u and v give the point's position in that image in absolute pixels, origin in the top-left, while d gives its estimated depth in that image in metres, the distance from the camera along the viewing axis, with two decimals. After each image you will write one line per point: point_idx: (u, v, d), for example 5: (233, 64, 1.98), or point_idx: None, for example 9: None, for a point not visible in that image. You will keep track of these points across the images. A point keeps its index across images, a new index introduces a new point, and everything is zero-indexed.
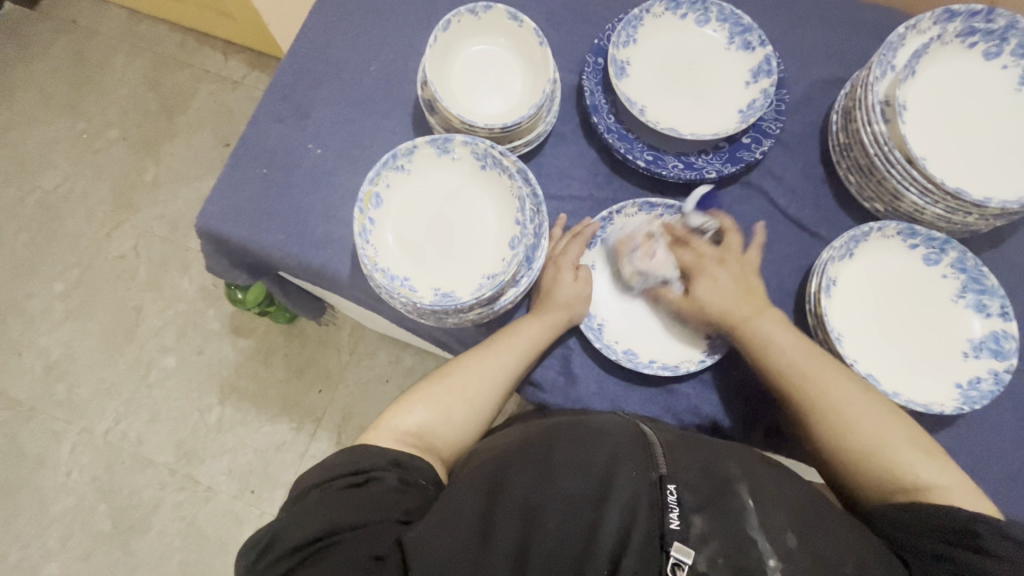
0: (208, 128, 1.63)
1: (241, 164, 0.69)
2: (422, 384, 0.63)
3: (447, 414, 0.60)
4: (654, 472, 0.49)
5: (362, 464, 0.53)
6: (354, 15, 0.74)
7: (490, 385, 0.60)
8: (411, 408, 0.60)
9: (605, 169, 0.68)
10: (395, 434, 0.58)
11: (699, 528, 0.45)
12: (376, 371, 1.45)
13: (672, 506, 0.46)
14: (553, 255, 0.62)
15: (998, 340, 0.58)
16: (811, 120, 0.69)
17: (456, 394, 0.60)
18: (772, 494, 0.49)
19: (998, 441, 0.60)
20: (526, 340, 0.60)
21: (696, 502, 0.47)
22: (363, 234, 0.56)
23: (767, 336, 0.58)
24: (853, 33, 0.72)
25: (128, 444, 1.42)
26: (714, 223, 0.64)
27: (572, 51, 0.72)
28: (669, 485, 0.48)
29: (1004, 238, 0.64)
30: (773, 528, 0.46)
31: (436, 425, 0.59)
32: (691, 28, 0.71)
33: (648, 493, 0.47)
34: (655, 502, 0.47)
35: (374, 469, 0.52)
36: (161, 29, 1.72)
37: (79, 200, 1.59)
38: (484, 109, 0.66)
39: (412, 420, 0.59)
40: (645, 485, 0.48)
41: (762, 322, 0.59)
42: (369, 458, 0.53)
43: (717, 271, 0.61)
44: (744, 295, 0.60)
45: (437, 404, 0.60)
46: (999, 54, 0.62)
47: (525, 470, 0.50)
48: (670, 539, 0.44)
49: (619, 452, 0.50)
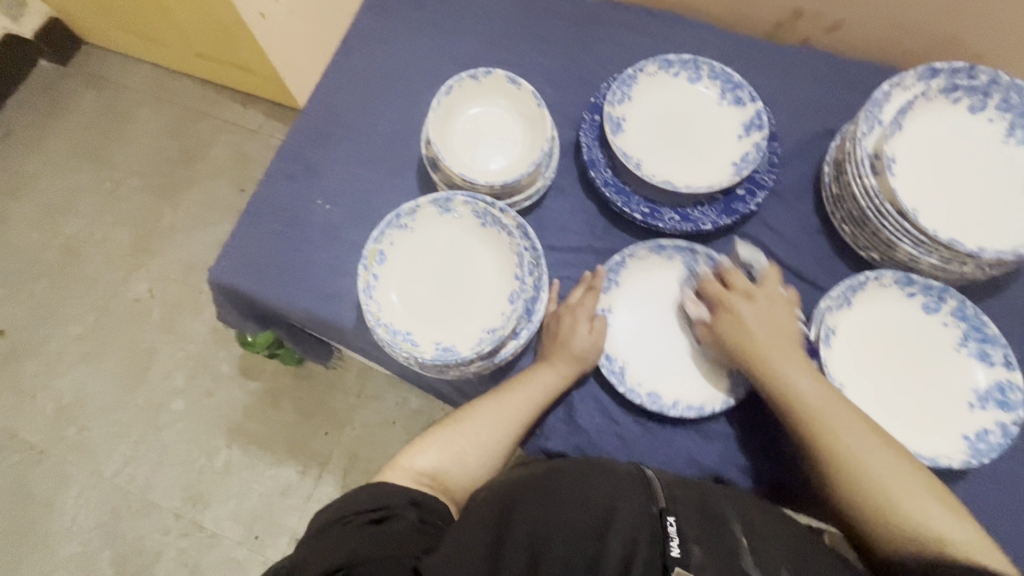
0: (225, 174, 1.69)
1: (253, 219, 0.72)
2: (437, 425, 0.63)
3: (462, 458, 0.60)
4: (655, 506, 0.50)
5: (380, 502, 0.53)
6: (363, 78, 0.78)
7: (503, 430, 0.60)
8: (425, 448, 0.60)
9: (602, 221, 0.70)
10: (408, 474, 0.58)
11: (697, 558, 0.46)
12: (382, 413, 1.45)
13: (672, 536, 0.47)
14: (570, 305, 0.63)
15: (1003, 390, 0.58)
16: (804, 171, 0.71)
17: (471, 438, 0.60)
18: (769, 533, 0.49)
19: (1011, 495, 0.58)
20: (537, 386, 0.60)
21: (694, 533, 0.48)
22: (366, 290, 0.58)
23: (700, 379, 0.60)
24: (840, 89, 0.75)
25: (135, 487, 1.42)
26: (726, 263, 0.65)
27: (570, 109, 0.75)
28: (668, 517, 0.49)
29: (1004, 286, 0.65)
30: (767, 562, 0.46)
31: (450, 467, 0.59)
32: (684, 86, 0.74)
33: (648, 523, 0.48)
34: (655, 532, 0.48)
35: (393, 506, 0.53)
36: (184, 82, 1.81)
37: (99, 244, 1.65)
38: (485, 166, 0.69)
39: (428, 460, 0.59)
40: (646, 517, 0.49)
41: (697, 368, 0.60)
42: (389, 496, 0.54)
43: (749, 310, 0.59)
44: (777, 335, 0.58)
45: (454, 446, 0.60)
46: (983, 108, 0.63)
47: (529, 500, 0.51)
48: (670, 566, 0.45)
49: (620, 485, 0.51)
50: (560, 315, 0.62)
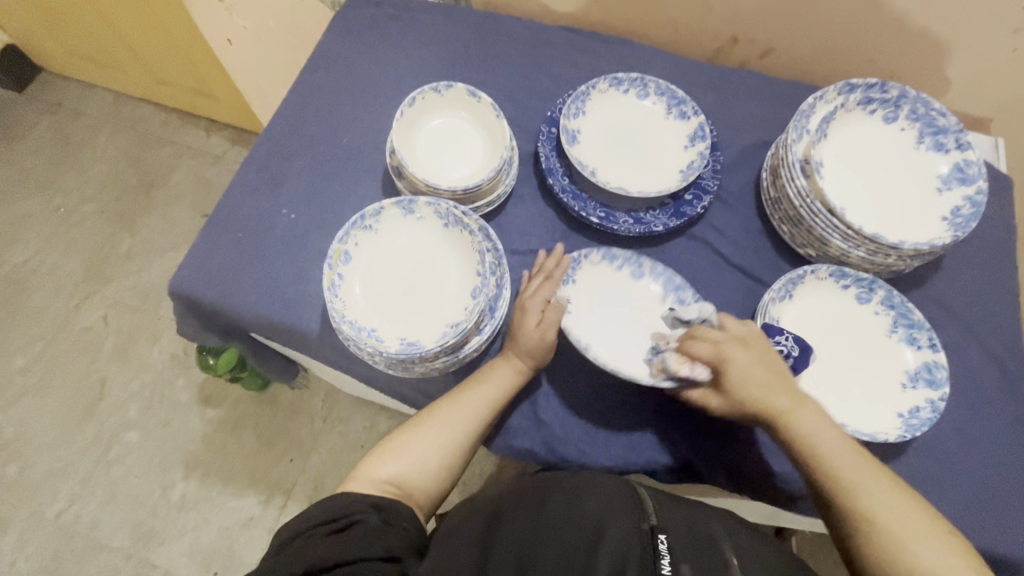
0: (187, 200, 1.68)
1: (216, 230, 0.72)
2: (395, 433, 0.63)
3: (424, 463, 0.60)
4: (645, 523, 0.50)
5: (343, 511, 0.52)
6: (329, 95, 0.81)
7: (464, 430, 0.61)
8: (388, 456, 0.60)
9: (561, 226, 0.74)
10: (372, 483, 0.58)
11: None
12: (350, 436, 1.42)
13: (663, 555, 0.47)
14: (523, 300, 0.64)
15: (930, 369, 0.63)
16: (745, 179, 0.77)
17: (433, 441, 0.61)
18: (754, 553, 0.50)
19: (948, 469, 0.62)
20: (495, 385, 0.62)
21: (685, 553, 0.47)
22: (331, 288, 0.59)
23: (811, 431, 0.55)
24: (773, 106, 0.82)
25: (82, 527, 1.33)
26: (671, 274, 0.69)
27: (529, 124, 0.80)
28: (659, 535, 0.49)
29: (927, 278, 0.71)
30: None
31: (415, 473, 0.59)
32: (633, 101, 0.79)
33: (637, 541, 0.48)
34: (647, 551, 0.47)
35: (358, 513, 0.52)
36: (146, 109, 1.80)
37: (49, 273, 1.59)
38: (448, 174, 0.72)
39: (393, 467, 0.59)
40: (635, 536, 0.49)
41: (800, 415, 0.56)
42: (348, 505, 0.53)
43: (745, 357, 0.58)
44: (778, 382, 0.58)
45: (415, 451, 0.60)
46: (896, 118, 0.71)
47: (517, 525, 0.52)
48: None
49: (610, 509, 0.51)
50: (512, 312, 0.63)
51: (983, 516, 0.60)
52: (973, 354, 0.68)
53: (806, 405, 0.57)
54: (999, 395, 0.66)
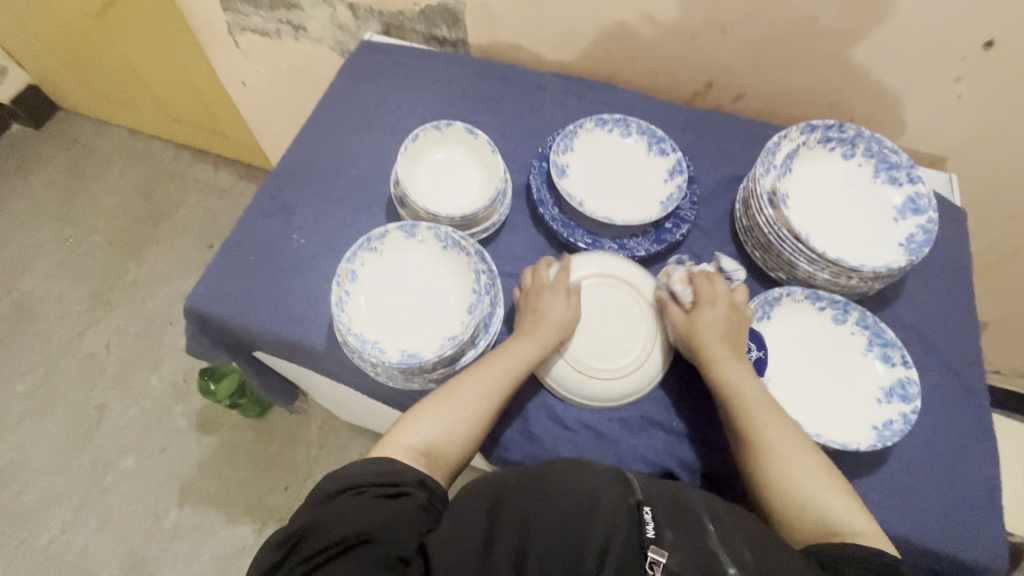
0: (194, 231, 1.74)
1: (230, 252, 0.78)
2: (421, 401, 0.64)
3: (452, 435, 0.61)
4: (632, 498, 0.55)
5: (395, 479, 0.56)
6: (338, 132, 0.88)
7: (488, 404, 0.62)
8: (416, 421, 0.61)
9: (552, 252, 0.79)
10: (400, 450, 0.59)
11: (670, 540, 0.51)
12: (346, 463, 1.44)
13: (648, 522, 0.52)
14: (545, 285, 0.70)
15: (904, 385, 0.67)
16: (721, 209, 0.84)
17: (459, 413, 0.62)
18: (732, 519, 0.55)
19: (915, 479, 0.66)
20: (515, 364, 0.64)
21: (668, 520, 0.53)
22: (339, 304, 0.64)
23: (735, 379, 0.65)
24: (745, 144, 0.89)
25: (73, 555, 1.33)
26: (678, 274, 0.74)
27: (521, 159, 0.87)
28: (644, 506, 0.54)
29: (890, 300, 0.76)
30: (731, 545, 0.52)
31: (442, 441, 0.61)
32: (617, 139, 0.87)
33: (626, 510, 0.53)
34: (634, 520, 0.53)
35: (405, 485, 0.55)
36: (158, 146, 1.89)
37: (56, 301, 1.63)
38: (447, 202, 0.78)
39: (421, 434, 0.61)
40: (625, 507, 0.54)
41: (728, 365, 0.66)
42: (402, 472, 0.56)
43: (712, 314, 0.68)
44: (728, 340, 0.67)
45: (442, 423, 0.61)
46: (854, 155, 0.78)
47: (516, 495, 0.55)
48: (646, 545, 0.50)
49: (602, 481, 0.56)
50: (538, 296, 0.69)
51: (949, 524, 0.64)
52: (935, 371, 0.73)
53: (735, 359, 0.66)
54: (960, 409, 0.71)
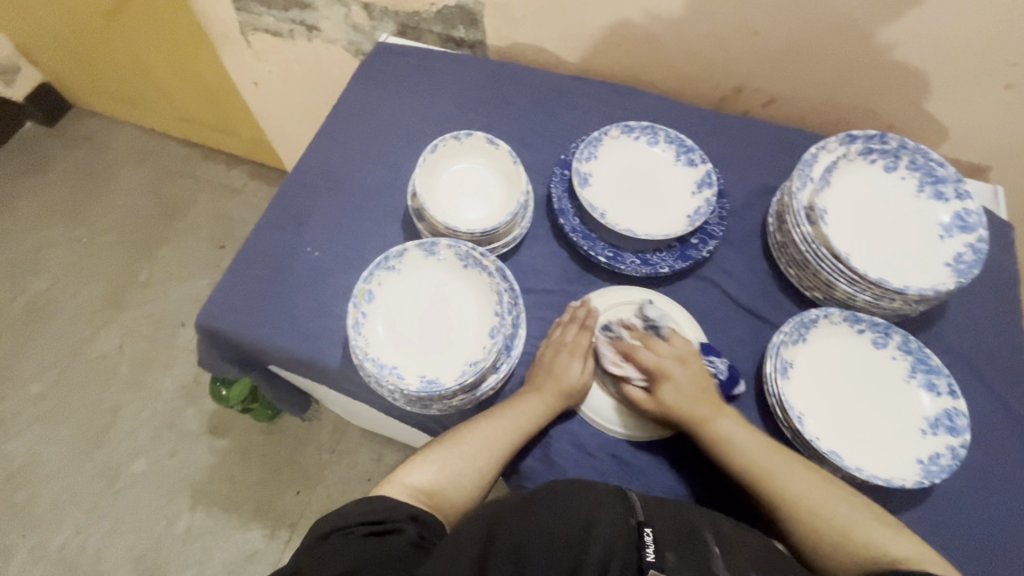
0: (206, 231, 1.73)
1: (242, 265, 0.76)
2: (429, 443, 0.65)
3: (454, 480, 0.61)
4: (632, 519, 0.51)
5: (385, 514, 0.54)
6: (353, 139, 0.85)
7: (498, 453, 0.62)
8: (419, 463, 0.62)
9: (574, 267, 0.76)
10: (403, 489, 0.59)
11: (672, 563, 0.47)
12: (357, 469, 1.42)
13: (647, 544, 0.49)
14: (565, 342, 0.67)
15: (951, 417, 0.63)
16: (752, 222, 0.80)
17: (467, 459, 0.62)
18: (735, 543, 0.52)
19: (961, 513, 0.63)
20: (524, 412, 0.64)
21: (670, 542, 0.50)
22: (355, 326, 0.62)
23: (715, 425, 0.62)
24: (777, 152, 0.85)
25: (85, 559, 1.33)
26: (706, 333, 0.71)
27: (542, 167, 0.83)
28: (645, 528, 0.50)
29: (933, 321, 0.72)
30: (734, 566, 0.49)
31: (445, 485, 0.61)
32: (643, 148, 0.83)
33: (625, 532, 0.50)
34: (632, 541, 0.49)
35: (395, 521, 0.53)
36: (170, 145, 1.88)
37: (69, 301, 1.63)
38: (465, 215, 0.75)
39: (423, 476, 0.61)
40: (623, 527, 0.50)
41: (712, 420, 0.62)
42: (393, 508, 0.54)
43: (682, 375, 0.64)
44: (704, 395, 0.64)
45: (450, 465, 0.61)
46: (896, 167, 0.74)
47: (511, 518, 0.51)
48: (646, 569, 0.47)
49: (600, 500, 0.53)
50: (557, 353, 0.66)
51: (998, 563, 0.60)
52: (982, 399, 0.69)
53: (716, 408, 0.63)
54: (1009, 439, 0.66)
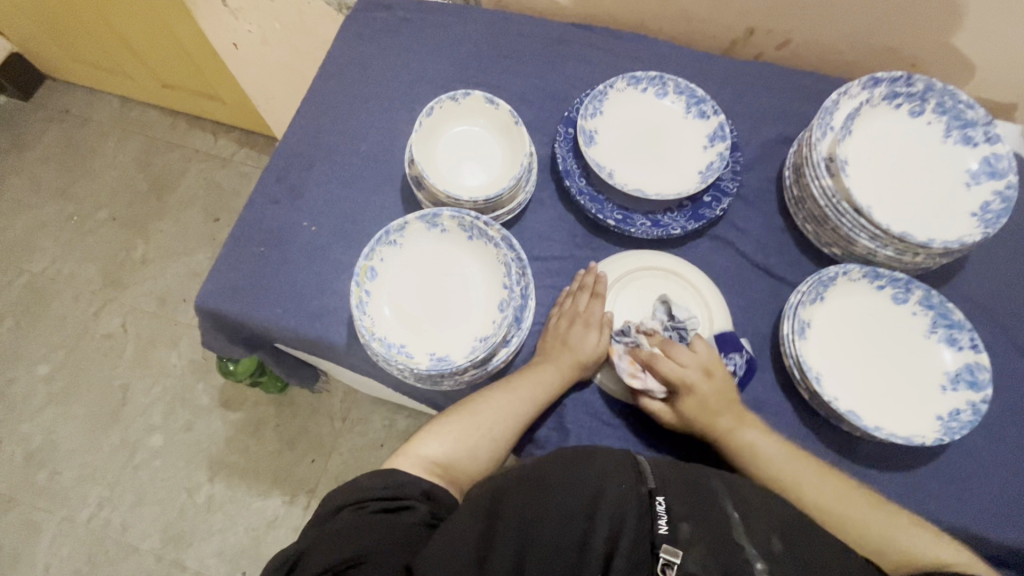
0: (199, 204, 1.68)
1: (238, 243, 0.73)
2: (442, 414, 0.64)
3: (469, 454, 0.61)
4: (644, 486, 0.51)
5: (397, 491, 0.52)
6: (342, 103, 0.80)
7: (515, 426, 0.62)
8: (433, 435, 0.61)
9: (582, 231, 0.73)
10: (419, 462, 0.59)
11: (685, 533, 0.47)
12: (370, 435, 1.44)
13: (661, 514, 0.49)
14: (580, 312, 0.66)
15: (972, 371, 0.62)
16: (766, 176, 0.76)
17: (483, 432, 0.61)
18: (757, 504, 0.51)
19: (977, 466, 0.63)
20: (541, 383, 0.63)
21: (683, 510, 0.49)
22: (359, 305, 0.59)
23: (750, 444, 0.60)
24: (793, 99, 0.80)
25: (112, 531, 1.36)
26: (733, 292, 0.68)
27: (545, 126, 0.79)
28: (658, 496, 0.50)
29: (954, 274, 0.70)
30: (755, 534, 0.48)
31: (460, 457, 0.60)
32: (652, 100, 0.78)
33: (637, 502, 0.50)
34: (644, 510, 0.49)
35: (408, 498, 0.52)
36: (153, 114, 1.80)
37: (67, 281, 1.60)
38: (466, 182, 0.72)
39: (438, 448, 0.60)
40: (635, 497, 0.50)
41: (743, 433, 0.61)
42: (404, 485, 0.53)
43: (765, 318, 0.65)
44: (776, 343, 0.64)
45: (466, 438, 0.61)
46: (922, 112, 0.69)
47: (517, 490, 0.50)
48: (659, 544, 0.47)
49: (612, 469, 0.52)
50: (573, 324, 0.65)
51: (1013, 514, 0.61)
52: (1003, 351, 0.67)
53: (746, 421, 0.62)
54: None
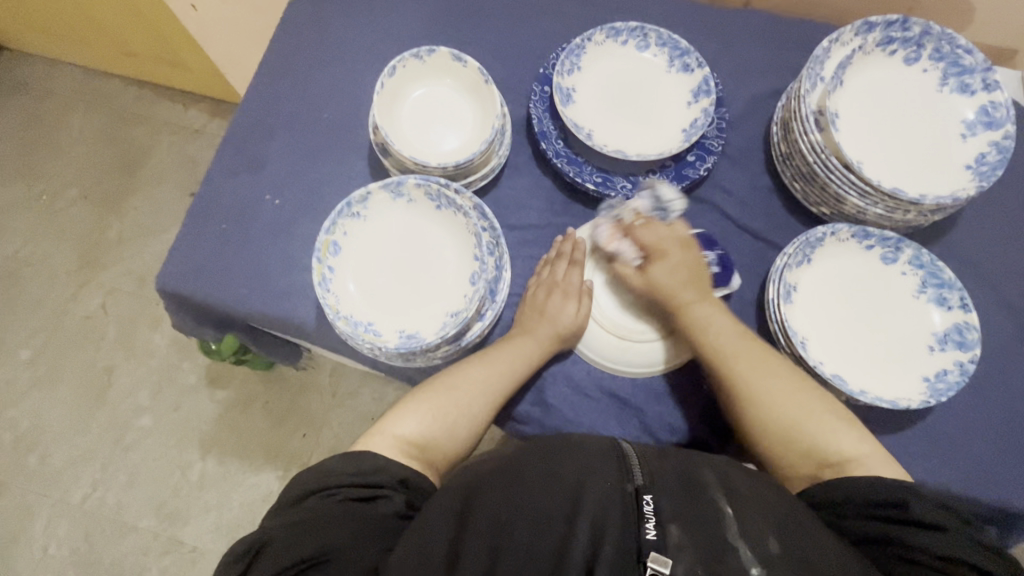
0: (172, 178, 1.62)
1: (198, 219, 0.69)
2: (415, 391, 0.61)
3: (447, 433, 0.58)
4: (630, 484, 0.47)
5: (372, 480, 0.51)
6: (303, 65, 0.75)
7: (494, 400, 0.60)
8: (408, 413, 0.58)
9: (561, 196, 0.70)
10: (394, 443, 0.56)
11: (675, 537, 0.43)
12: (360, 409, 1.43)
13: (647, 516, 0.45)
14: (558, 280, 0.64)
15: (961, 331, 0.60)
16: (754, 133, 0.72)
17: (461, 408, 0.59)
18: (755, 501, 0.46)
19: (962, 426, 0.62)
20: (521, 355, 0.61)
21: (672, 510, 0.45)
22: (322, 283, 0.57)
23: (763, 393, 0.57)
24: (783, 49, 0.75)
25: (108, 511, 1.37)
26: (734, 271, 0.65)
27: (520, 84, 0.74)
28: (644, 495, 0.46)
29: (947, 231, 0.67)
30: (753, 534, 0.43)
31: (437, 435, 0.58)
32: (633, 54, 0.73)
33: (621, 502, 0.46)
34: (630, 512, 0.45)
35: (382, 486, 0.51)
36: (117, 85, 1.71)
37: (41, 262, 1.56)
38: (437, 147, 0.68)
39: (414, 427, 0.57)
40: (619, 498, 0.46)
41: (759, 378, 0.57)
42: (380, 473, 0.52)
43: (675, 259, 0.62)
44: (692, 282, 0.62)
45: (444, 417, 0.59)
46: (918, 59, 0.65)
47: (494, 489, 0.48)
48: (645, 551, 0.43)
49: (594, 466, 0.49)
50: (550, 293, 0.63)
51: (995, 472, 0.61)
52: (993, 310, 0.66)
53: (764, 368, 0.58)
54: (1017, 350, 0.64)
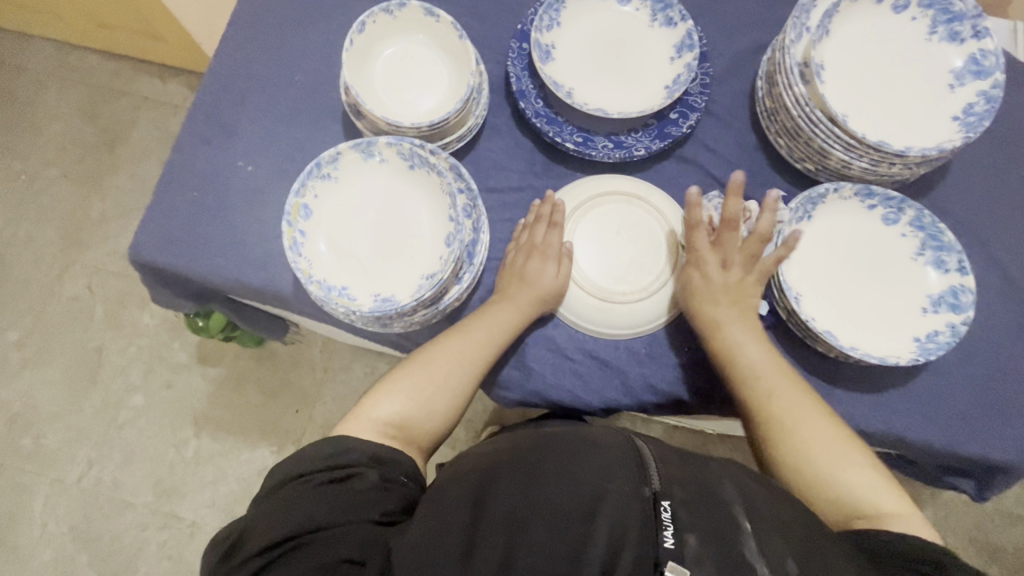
0: (153, 155, 1.58)
1: (169, 189, 0.67)
2: (391, 371, 0.60)
3: (423, 408, 0.58)
4: (648, 489, 0.45)
5: (343, 460, 0.51)
6: (271, 25, 0.72)
7: (471, 371, 0.59)
8: (384, 395, 0.58)
9: (542, 158, 0.68)
10: (371, 424, 0.56)
11: (693, 547, 0.42)
12: (352, 384, 1.43)
13: (666, 526, 0.43)
14: (535, 245, 0.62)
15: (956, 294, 0.60)
16: (739, 89, 0.70)
17: (437, 382, 0.59)
18: (771, 515, 0.46)
19: (945, 381, 0.62)
20: (497, 323, 0.60)
21: (690, 520, 0.43)
22: (293, 247, 0.55)
23: (737, 344, 0.59)
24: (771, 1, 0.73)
25: (105, 488, 1.38)
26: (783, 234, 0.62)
27: (498, 42, 0.71)
28: (662, 501, 0.44)
29: (933, 185, 0.66)
30: (770, 550, 0.42)
31: (414, 413, 0.58)
32: (614, 9, 0.71)
33: (642, 510, 0.44)
34: (647, 518, 0.43)
35: (354, 465, 0.51)
36: (92, 59, 1.66)
37: (24, 244, 1.53)
38: (412, 109, 0.66)
39: (391, 408, 0.57)
40: (637, 503, 0.44)
41: (731, 326, 0.59)
42: (349, 452, 0.52)
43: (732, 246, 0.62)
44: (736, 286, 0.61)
45: (420, 393, 0.58)
46: (906, 7, 0.63)
47: (508, 484, 0.47)
48: (662, 561, 0.41)
49: (613, 468, 0.47)
50: (527, 257, 0.62)
51: (977, 426, 0.61)
52: (978, 265, 0.65)
53: (737, 320, 0.60)
54: (1001, 304, 0.64)
